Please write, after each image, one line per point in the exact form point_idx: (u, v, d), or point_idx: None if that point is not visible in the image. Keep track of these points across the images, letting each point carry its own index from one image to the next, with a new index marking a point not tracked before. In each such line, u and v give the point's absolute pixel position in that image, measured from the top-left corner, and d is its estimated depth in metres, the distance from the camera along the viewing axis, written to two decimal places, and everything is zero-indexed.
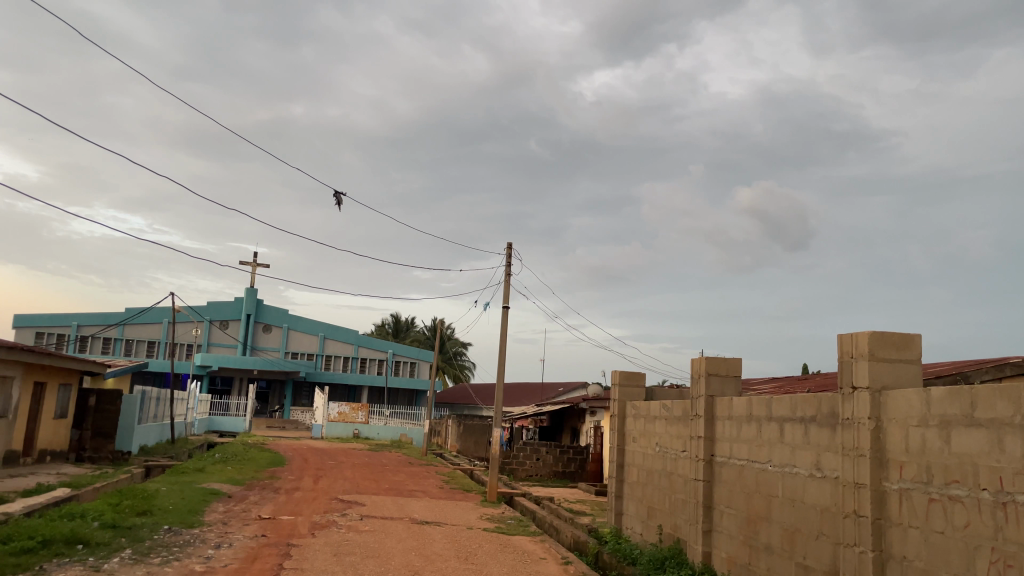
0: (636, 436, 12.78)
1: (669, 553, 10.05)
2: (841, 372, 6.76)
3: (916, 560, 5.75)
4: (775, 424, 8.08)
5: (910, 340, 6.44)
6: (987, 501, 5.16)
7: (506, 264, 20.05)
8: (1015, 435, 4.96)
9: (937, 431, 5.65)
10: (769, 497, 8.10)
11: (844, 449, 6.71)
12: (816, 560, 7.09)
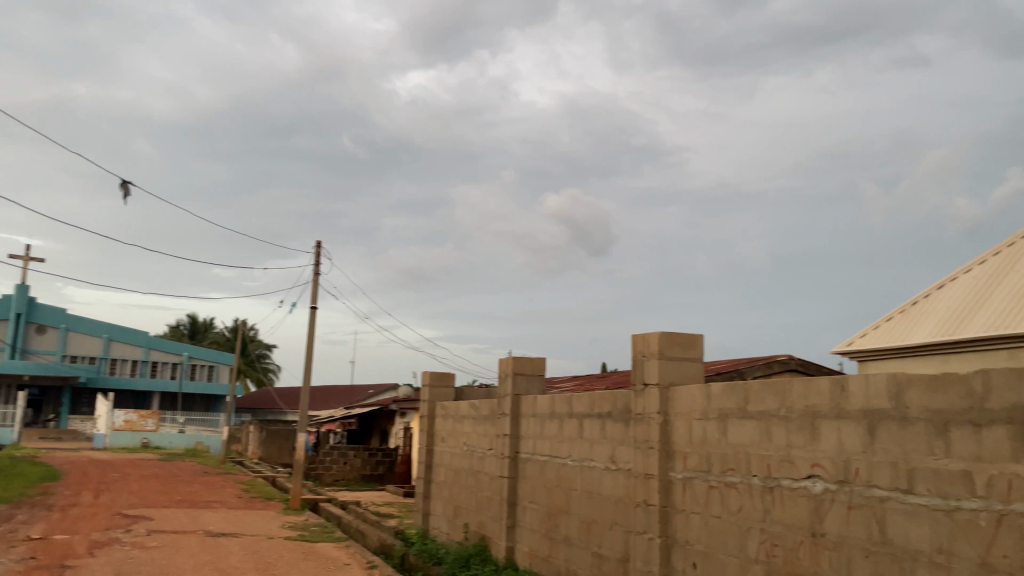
0: (445, 436, 12.86)
1: (474, 550, 10.21)
2: (635, 369, 7.18)
3: (696, 543, 6.24)
4: (575, 420, 8.44)
5: (693, 339, 6.97)
6: (757, 486, 5.68)
7: (315, 261, 19.50)
8: (781, 425, 5.51)
9: (716, 424, 6.16)
10: (568, 491, 8.46)
11: (636, 442, 7.14)
12: (609, 549, 7.48)
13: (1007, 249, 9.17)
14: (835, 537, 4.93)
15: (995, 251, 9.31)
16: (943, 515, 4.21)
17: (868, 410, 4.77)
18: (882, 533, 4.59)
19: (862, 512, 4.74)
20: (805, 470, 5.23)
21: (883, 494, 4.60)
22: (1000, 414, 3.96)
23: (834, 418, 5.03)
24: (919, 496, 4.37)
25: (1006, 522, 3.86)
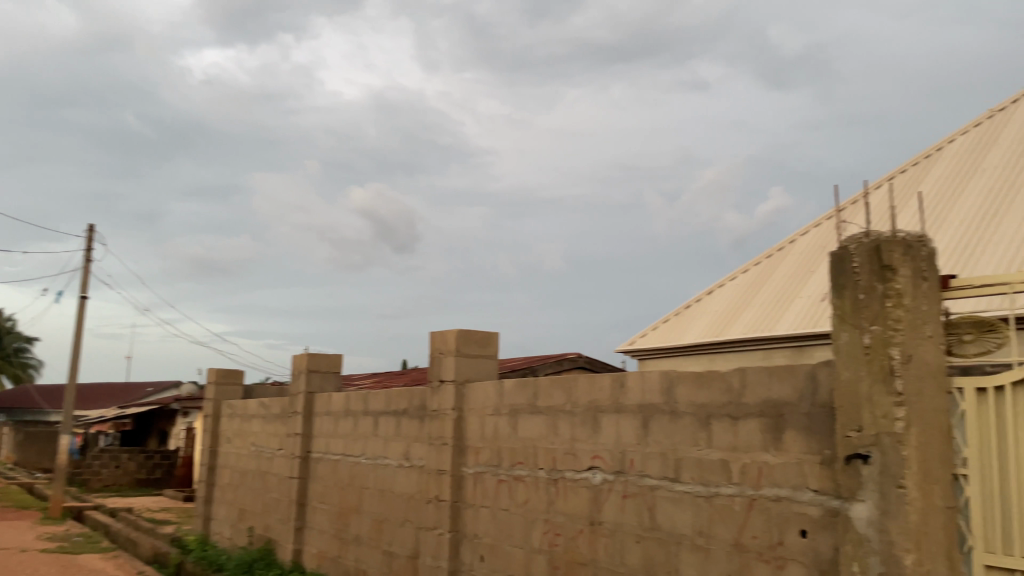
0: (231, 436, 12.20)
1: (259, 554, 9.76)
2: (431, 366, 7.23)
3: (484, 537, 6.39)
4: (370, 417, 8.33)
5: (489, 337, 7.13)
6: (543, 479, 5.91)
7: (87, 247, 17.79)
8: (566, 419, 5.77)
9: (507, 419, 6.33)
10: (359, 489, 8.33)
11: (430, 438, 7.18)
12: (399, 546, 7.46)
13: (765, 260, 10.26)
14: (611, 524, 5.24)
15: (756, 261, 10.40)
16: (704, 500, 4.61)
17: (644, 405, 5.11)
18: (652, 519, 4.94)
19: (635, 501, 5.08)
20: (586, 462, 5.52)
21: (654, 483, 4.96)
22: (753, 408, 4.40)
23: (613, 412, 5.35)
24: (684, 483, 4.75)
25: (756, 505, 4.30)
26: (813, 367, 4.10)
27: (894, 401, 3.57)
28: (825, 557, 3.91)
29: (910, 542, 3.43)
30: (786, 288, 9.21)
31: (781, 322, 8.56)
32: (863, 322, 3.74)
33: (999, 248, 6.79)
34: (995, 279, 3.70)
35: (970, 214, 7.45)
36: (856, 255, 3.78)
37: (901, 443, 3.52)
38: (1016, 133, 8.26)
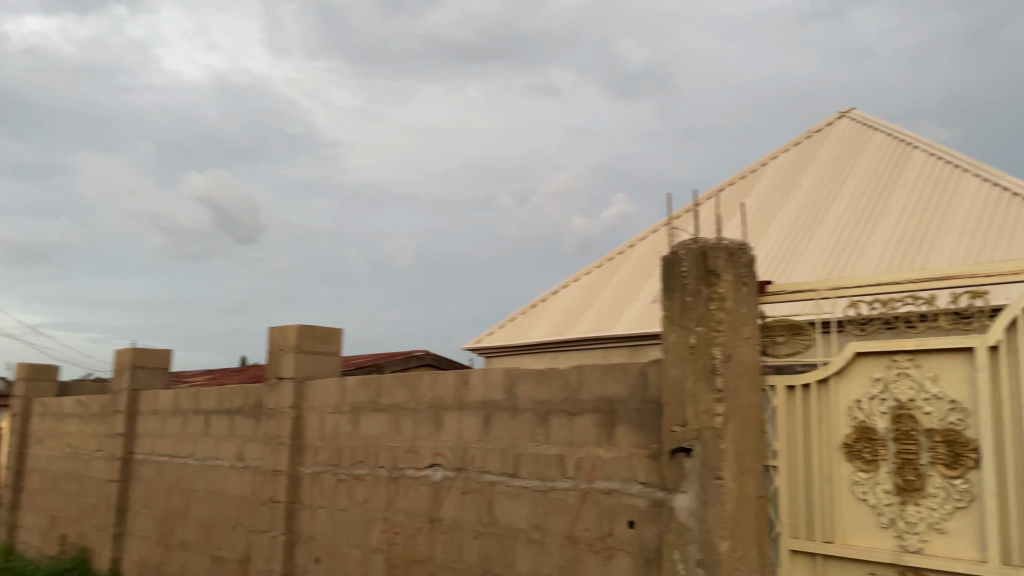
0: (43, 436, 11.21)
1: (71, 564, 9.03)
2: (270, 362, 6.97)
3: (321, 538, 6.23)
4: (201, 416, 7.91)
5: (332, 333, 6.96)
6: (383, 477, 5.84)
7: None
8: (408, 417, 5.73)
9: (348, 417, 6.21)
10: (187, 492, 7.89)
11: (266, 438, 6.91)
12: (230, 551, 7.13)
13: (607, 263, 10.67)
14: (449, 521, 5.26)
15: (598, 264, 10.80)
16: (540, 495, 4.72)
17: (486, 402, 5.16)
18: (489, 515, 5.00)
19: (474, 497, 5.12)
20: (427, 459, 5.50)
21: (492, 479, 5.02)
22: (589, 404, 4.55)
23: (455, 409, 5.37)
24: (522, 479, 4.84)
25: (589, 498, 4.46)
26: (644, 366, 4.30)
27: (715, 397, 3.80)
28: (650, 547, 4.11)
29: (725, 529, 3.67)
30: (624, 291, 9.62)
31: (619, 322, 8.93)
32: (689, 323, 3.96)
33: (813, 258, 7.40)
34: (804, 286, 4.04)
35: (789, 226, 8.09)
36: (685, 260, 3.99)
37: (720, 437, 3.76)
38: (829, 153, 9.08)
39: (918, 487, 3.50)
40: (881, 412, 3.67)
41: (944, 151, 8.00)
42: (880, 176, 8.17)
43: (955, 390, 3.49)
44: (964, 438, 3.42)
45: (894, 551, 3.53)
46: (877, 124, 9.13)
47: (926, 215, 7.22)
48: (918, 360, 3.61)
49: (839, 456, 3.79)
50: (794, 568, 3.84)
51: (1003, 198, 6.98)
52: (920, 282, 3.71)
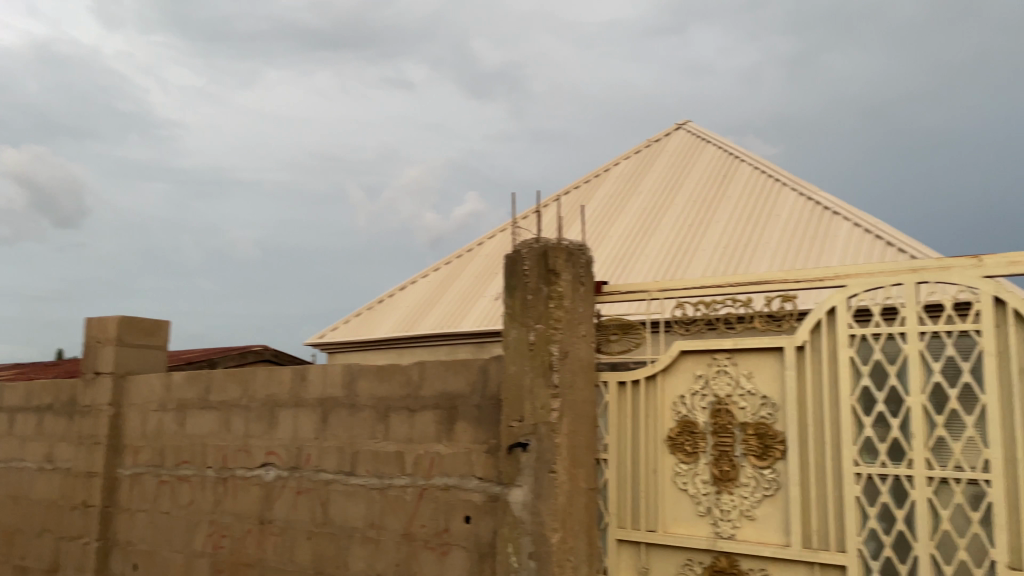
0: None
1: None
2: (86, 356, 6.45)
3: (140, 543, 5.85)
4: (3, 414, 7.20)
5: (157, 326, 6.55)
6: (210, 478, 5.55)
7: None
8: (240, 414, 5.48)
9: (174, 415, 5.86)
10: None
11: (80, 438, 6.39)
12: (34, 561, 6.55)
13: (454, 260, 10.70)
14: (281, 522, 5.09)
15: (445, 261, 10.81)
16: (377, 492, 4.65)
17: (322, 399, 5.02)
18: (324, 514, 4.88)
19: (308, 496, 4.98)
20: (259, 458, 5.29)
21: (328, 478, 4.90)
22: (429, 400, 4.53)
23: (291, 406, 5.19)
24: (359, 477, 4.76)
25: (426, 494, 4.44)
26: (484, 362, 4.34)
27: (551, 392, 3.88)
28: (485, 541, 4.15)
29: (556, 521, 3.75)
30: (471, 288, 9.68)
31: (465, 319, 8.98)
32: (529, 320, 4.02)
33: (649, 260, 7.74)
34: (637, 286, 4.22)
35: (628, 230, 8.44)
36: (527, 258, 4.04)
37: (555, 431, 3.85)
38: (666, 162, 9.57)
39: (732, 477, 3.75)
40: (702, 407, 3.91)
41: (767, 166, 8.62)
42: (711, 186, 8.70)
43: (767, 386, 3.77)
44: (773, 430, 3.69)
45: (710, 537, 3.76)
46: (709, 137, 9.72)
47: (748, 225, 7.76)
48: (736, 358, 3.87)
49: (663, 448, 3.99)
50: (620, 557, 4.00)
51: (815, 212, 7.62)
52: (740, 286, 3.97)
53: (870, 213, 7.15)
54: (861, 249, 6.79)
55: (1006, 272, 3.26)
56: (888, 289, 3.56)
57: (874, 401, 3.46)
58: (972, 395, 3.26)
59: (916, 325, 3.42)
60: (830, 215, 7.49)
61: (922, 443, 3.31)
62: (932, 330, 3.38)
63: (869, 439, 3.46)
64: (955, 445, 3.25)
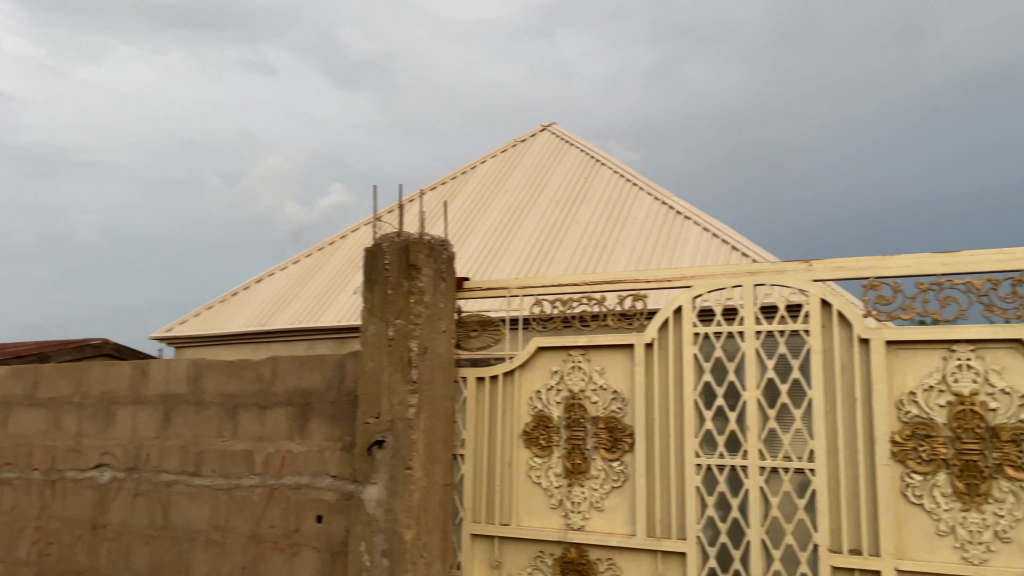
0: None
1: None
2: None
3: None
4: None
5: None
6: (36, 481, 5.13)
7: None
8: (71, 412, 5.09)
9: None
10: None
11: None
12: None
13: (315, 253, 10.41)
14: (116, 526, 4.77)
15: (306, 253, 10.50)
16: (223, 493, 4.45)
17: (166, 396, 4.75)
18: (164, 517, 4.62)
19: (147, 498, 4.70)
20: (93, 459, 4.93)
21: (169, 479, 4.64)
22: (281, 397, 4.37)
23: (130, 404, 4.87)
24: (204, 477, 4.53)
25: (275, 494, 4.29)
26: (341, 358, 4.25)
27: (408, 388, 3.82)
28: (336, 540, 4.06)
29: (411, 519, 3.68)
30: (331, 282, 9.45)
31: (325, 314, 8.75)
32: (388, 315, 3.92)
33: (513, 256, 7.82)
34: (496, 283, 4.25)
35: (494, 226, 8.49)
36: (387, 252, 3.96)
37: (411, 428, 3.78)
38: (531, 162, 9.72)
39: (583, 470, 3.85)
40: (556, 401, 4.00)
41: (626, 171, 8.94)
42: (573, 188, 8.92)
43: (618, 381, 3.90)
44: (623, 424, 3.82)
45: (561, 529, 3.85)
46: (572, 140, 9.97)
47: (607, 226, 8.02)
48: (589, 354, 3.98)
49: (518, 443, 4.05)
50: (474, 551, 4.03)
51: (669, 216, 7.98)
52: (596, 285, 4.08)
53: (718, 219, 7.56)
54: (709, 252, 7.16)
55: (832, 277, 3.53)
56: (729, 290, 3.77)
57: (715, 395, 3.67)
58: (800, 389, 3.50)
59: (753, 324, 3.65)
60: (682, 220, 7.86)
61: (756, 434, 3.53)
62: (767, 329, 3.61)
63: (709, 431, 3.66)
64: (784, 437, 3.48)
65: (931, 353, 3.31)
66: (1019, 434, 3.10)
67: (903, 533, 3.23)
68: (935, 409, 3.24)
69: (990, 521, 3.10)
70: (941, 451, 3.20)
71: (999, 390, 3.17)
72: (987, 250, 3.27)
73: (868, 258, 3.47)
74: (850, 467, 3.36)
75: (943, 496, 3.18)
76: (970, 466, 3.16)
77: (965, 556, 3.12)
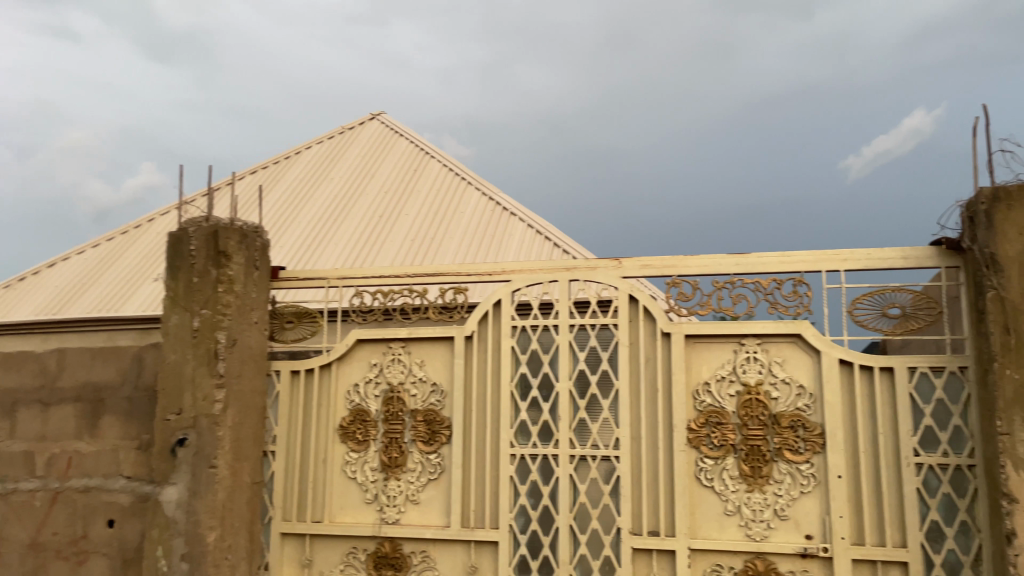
0: None
1: None
2: None
3: None
4: None
5: None
6: None
7: None
8: None
9: None
10: None
11: None
12: None
13: (118, 236, 9.63)
14: None
15: (108, 236, 9.68)
16: None
17: None
18: None
19: None
20: None
21: None
22: (69, 393, 4.02)
23: None
24: None
25: (60, 499, 3.93)
26: (139, 350, 3.96)
27: (214, 382, 3.61)
28: (130, 546, 3.77)
29: (214, 519, 3.49)
30: (136, 268, 8.77)
31: (129, 303, 8.11)
32: (193, 305, 3.69)
33: (341, 238, 7.60)
34: (314, 273, 4.12)
35: (321, 207, 8.21)
36: (194, 238, 3.72)
37: (217, 424, 3.59)
38: (359, 149, 9.52)
39: (400, 463, 3.82)
40: (375, 395, 3.94)
41: (456, 165, 8.99)
42: (402, 178, 8.84)
43: (437, 374, 3.89)
44: (440, 416, 3.82)
45: (375, 524, 3.81)
46: (402, 131, 9.89)
47: (435, 219, 8.01)
48: (409, 347, 3.95)
49: (334, 438, 3.95)
50: (283, 551, 3.89)
51: (496, 212, 8.11)
52: (416, 277, 4.05)
53: (542, 216, 7.78)
54: (533, 248, 7.36)
55: (640, 274, 3.72)
56: (546, 284, 3.87)
57: (530, 386, 3.76)
58: (608, 380, 3.66)
59: (568, 318, 3.77)
60: (508, 215, 8.01)
61: (567, 424, 3.65)
62: (580, 322, 3.74)
63: (524, 422, 3.74)
64: (593, 426, 3.63)
65: (724, 346, 3.57)
66: (797, 421, 3.41)
67: (696, 515, 3.47)
68: (726, 398, 3.51)
69: (771, 500, 3.39)
70: (730, 437, 3.46)
71: (781, 380, 3.47)
72: (774, 253, 3.58)
73: (672, 258, 3.69)
74: (651, 454, 3.56)
75: (731, 479, 3.44)
76: (755, 450, 3.43)
77: (748, 534, 3.39)
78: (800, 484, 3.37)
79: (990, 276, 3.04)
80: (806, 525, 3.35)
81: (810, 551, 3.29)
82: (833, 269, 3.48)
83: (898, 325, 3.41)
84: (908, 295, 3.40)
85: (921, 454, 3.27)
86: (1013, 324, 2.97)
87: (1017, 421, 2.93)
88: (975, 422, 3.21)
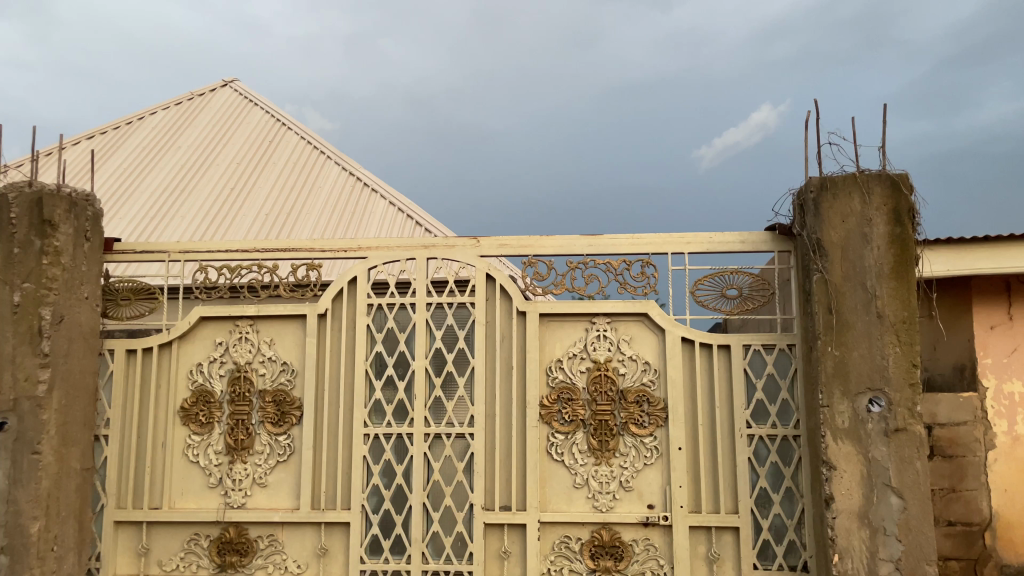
0: None
1: None
2: None
3: None
4: None
5: None
6: None
7: None
8: None
9: None
10: None
11: None
12: None
13: None
14: None
15: None
16: None
17: None
18: None
19: None
20: None
21: None
22: None
23: None
24: None
25: None
26: None
27: (38, 362, 3.34)
28: None
29: (38, 509, 3.24)
30: None
31: None
32: (12, 278, 3.37)
33: (189, 210, 7.20)
34: (153, 247, 3.87)
35: (167, 176, 7.71)
36: (14, 205, 3.40)
37: (41, 407, 3.32)
38: (210, 116, 9.02)
39: (246, 446, 3.68)
40: (220, 374, 3.77)
41: (314, 138, 8.71)
42: (256, 149, 8.47)
43: (287, 353, 3.77)
44: (291, 397, 3.70)
45: (219, 509, 3.65)
46: (257, 101, 9.47)
47: (292, 193, 7.74)
48: (257, 325, 3.80)
49: (175, 420, 3.75)
50: (117, 540, 3.67)
51: (356, 188, 7.93)
52: (265, 252, 3.89)
53: (404, 194, 7.68)
54: (393, 227, 7.27)
55: (497, 254, 3.74)
56: (403, 263, 3.81)
57: (385, 365, 3.71)
58: (464, 358, 3.68)
59: (425, 296, 3.73)
60: (369, 192, 7.86)
61: (422, 403, 3.63)
62: (437, 301, 3.72)
63: (378, 401, 3.70)
64: (448, 405, 3.63)
65: (576, 325, 3.67)
66: (642, 396, 3.56)
67: (546, 489, 3.55)
68: (577, 374, 3.61)
69: (616, 472, 3.52)
70: (580, 412, 3.57)
71: (628, 357, 3.60)
72: (624, 235, 3.69)
73: (528, 238, 3.73)
74: (504, 432, 3.61)
75: (580, 453, 3.55)
76: (602, 425, 3.55)
77: (595, 505, 3.51)
78: (644, 456, 3.52)
79: (817, 261, 3.28)
80: (649, 495, 3.50)
81: (652, 520, 3.46)
82: (678, 251, 3.64)
83: (736, 305, 3.61)
84: (746, 278, 3.61)
85: (752, 426, 3.49)
86: (835, 304, 3.22)
87: (836, 394, 3.18)
88: (800, 395, 3.47)
